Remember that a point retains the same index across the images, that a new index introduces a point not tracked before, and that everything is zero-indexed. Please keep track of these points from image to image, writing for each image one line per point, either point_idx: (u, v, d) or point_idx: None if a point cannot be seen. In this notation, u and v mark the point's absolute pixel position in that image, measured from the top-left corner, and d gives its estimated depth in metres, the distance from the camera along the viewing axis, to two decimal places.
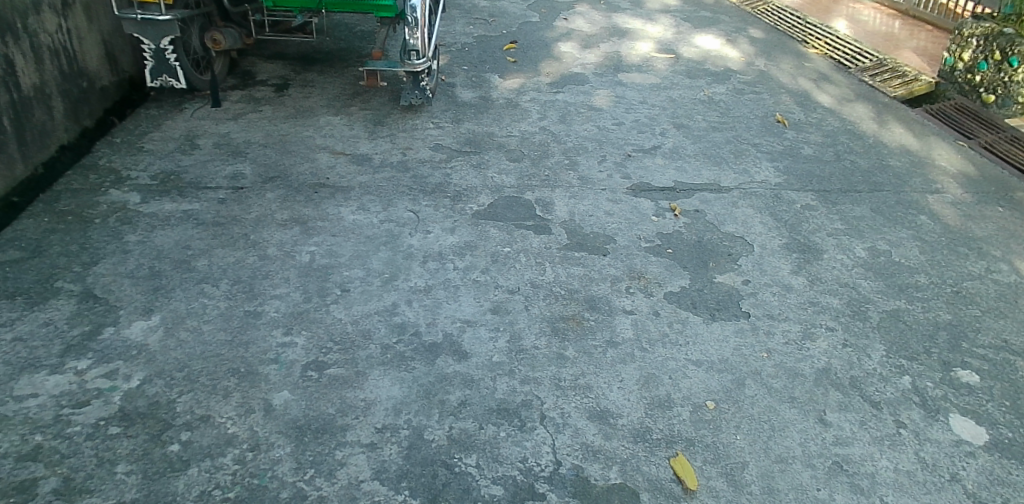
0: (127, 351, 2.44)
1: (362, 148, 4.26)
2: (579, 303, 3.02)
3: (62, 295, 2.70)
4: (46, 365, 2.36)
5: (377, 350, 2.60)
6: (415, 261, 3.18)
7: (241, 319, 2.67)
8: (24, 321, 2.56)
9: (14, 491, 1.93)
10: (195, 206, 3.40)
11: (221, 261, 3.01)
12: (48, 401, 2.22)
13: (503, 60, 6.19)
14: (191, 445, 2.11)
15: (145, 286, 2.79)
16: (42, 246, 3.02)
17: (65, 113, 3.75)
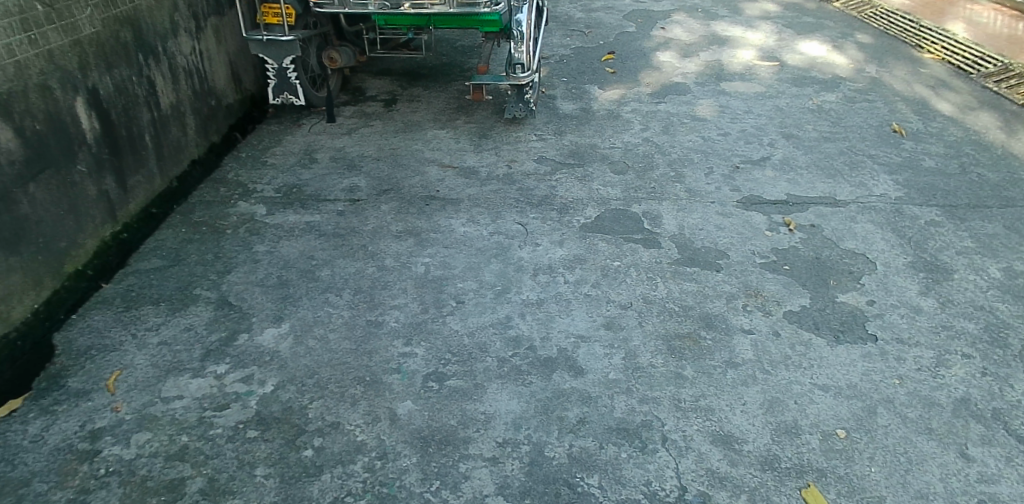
0: (261, 357, 2.57)
1: (469, 161, 4.32)
2: (694, 320, 2.92)
3: (200, 302, 2.87)
4: (189, 368, 2.51)
5: (494, 363, 2.61)
6: (526, 274, 3.17)
7: (363, 329, 2.75)
8: (168, 326, 2.74)
9: (166, 489, 2.05)
10: (316, 218, 3.55)
11: (343, 271, 3.11)
12: (192, 403, 2.35)
13: (602, 71, 6.14)
14: (323, 452, 2.18)
15: (275, 294, 2.93)
16: (181, 255, 3.22)
17: (196, 130, 4.00)
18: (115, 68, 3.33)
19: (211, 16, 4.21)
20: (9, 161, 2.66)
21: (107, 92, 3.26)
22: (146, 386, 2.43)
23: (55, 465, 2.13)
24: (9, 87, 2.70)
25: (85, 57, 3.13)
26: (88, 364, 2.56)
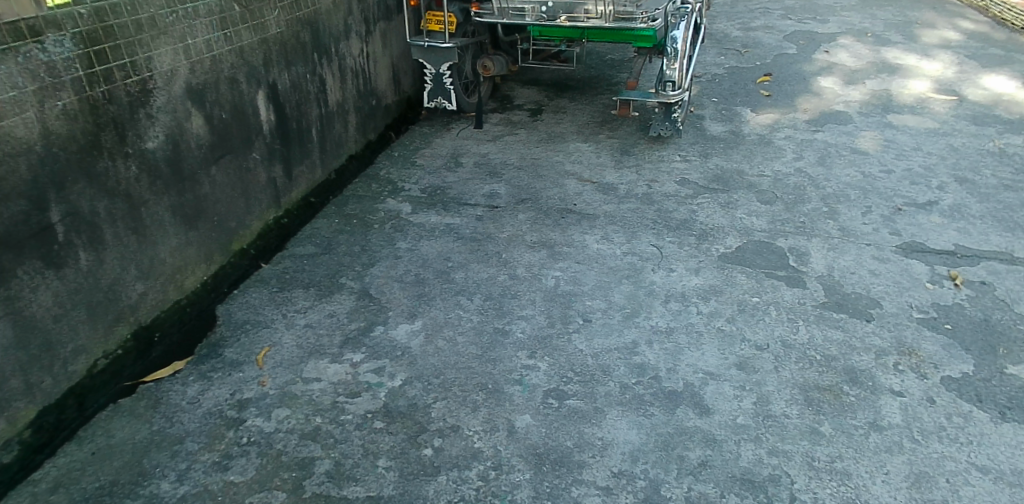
0: (393, 351, 2.69)
1: (609, 176, 4.28)
2: (837, 373, 2.71)
3: (344, 291, 3.06)
4: (329, 353, 2.68)
5: (616, 389, 2.56)
6: (657, 299, 3.09)
7: (490, 335, 2.80)
8: (314, 311, 2.93)
9: (297, 466, 2.19)
10: (456, 221, 3.66)
11: (476, 276, 3.19)
12: (328, 387, 2.51)
13: (756, 94, 5.89)
14: (442, 453, 2.25)
15: (412, 291, 3.06)
16: (332, 244, 3.45)
17: (356, 127, 4.27)
18: (293, 66, 3.61)
19: (380, 20, 4.47)
20: (197, 145, 2.98)
21: (284, 87, 3.55)
22: (290, 365, 2.62)
23: (206, 427, 2.34)
24: (205, 79, 3.00)
25: (269, 55, 3.42)
26: (242, 337, 2.79)
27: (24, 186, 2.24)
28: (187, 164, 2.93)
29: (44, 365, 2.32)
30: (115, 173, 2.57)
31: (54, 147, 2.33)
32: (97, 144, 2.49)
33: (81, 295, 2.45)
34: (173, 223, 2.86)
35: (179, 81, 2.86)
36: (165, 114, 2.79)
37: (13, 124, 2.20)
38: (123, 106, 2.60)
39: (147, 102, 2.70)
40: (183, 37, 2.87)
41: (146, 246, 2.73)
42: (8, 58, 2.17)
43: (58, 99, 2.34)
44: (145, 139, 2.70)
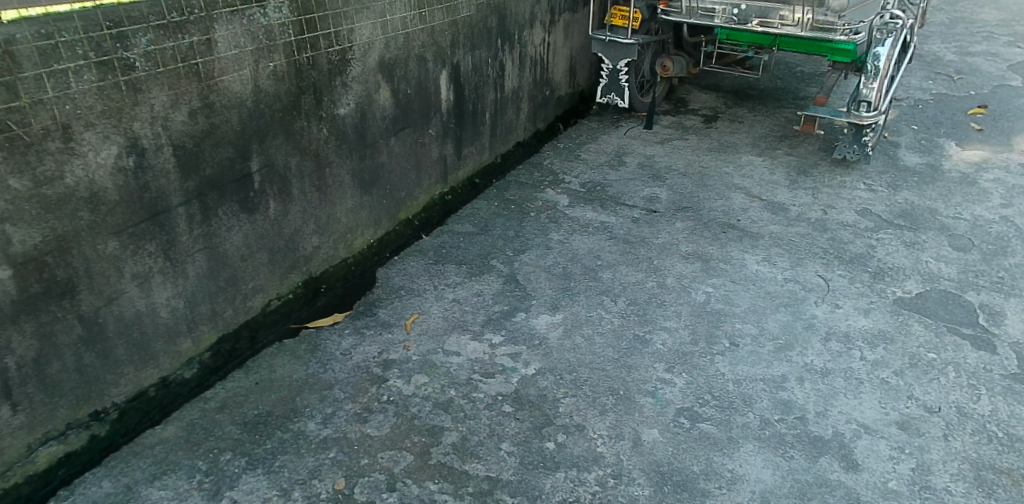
0: (531, 340, 2.73)
1: (780, 196, 4.03)
2: (1021, 456, 2.36)
3: (493, 273, 3.14)
4: (471, 330, 2.77)
5: (755, 422, 2.42)
6: (815, 335, 2.87)
7: (629, 341, 2.75)
8: (462, 287, 3.04)
9: (426, 432, 2.29)
10: (611, 220, 3.62)
11: (623, 278, 3.14)
12: (465, 363, 2.60)
13: (965, 126, 5.26)
14: (564, 449, 2.24)
15: (558, 283, 3.08)
16: (489, 226, 3.55)
17: (528, 115, 4.37)
18: (477, 49, 3.75)
19: (564, 12, 4.51)
20: (381, 116, 3.20)
21: (465, 69, 3.70)
22: (433, 335, 2.74)
23: (353, 379, 2.51)
24: (397, 55, 3.20)
25: (457, 37, 3.58)
26: (396, 301, 2.96)
27: (233, 135, 2.51)
28: (370, 133, 3.16)
29: (228, 298, 2.63)
30: (308, 133, 2.83)
31: (262, 104, 2.59)
32: (296, 105, 2.74)
33: (266, 240, 2.75)
34: (350, 187, 3.12)
35: (374, 54, 3.06)
36: (358, 84, 3.01)
37: (232, 80, 2.46)
38: (323, 72, 2.83)
39: (344, 71, 2.93)
40: (383, 13, 3.07)
41: (326, 205, 3.01)
42: (235, 19, 2.43)
43: (271, 60, 2.59)
44: (338, 105, 2.94)
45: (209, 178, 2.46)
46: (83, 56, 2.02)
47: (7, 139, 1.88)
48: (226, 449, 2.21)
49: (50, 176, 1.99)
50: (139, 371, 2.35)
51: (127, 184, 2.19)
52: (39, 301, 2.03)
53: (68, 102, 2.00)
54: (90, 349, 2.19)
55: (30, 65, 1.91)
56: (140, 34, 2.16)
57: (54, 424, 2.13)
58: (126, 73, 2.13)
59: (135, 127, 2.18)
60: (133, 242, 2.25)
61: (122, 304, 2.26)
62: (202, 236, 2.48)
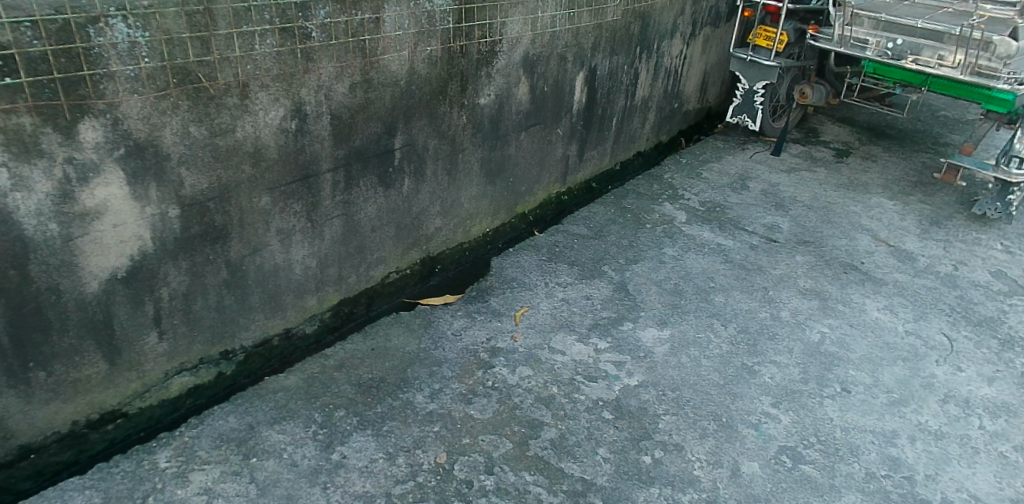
0: (637, 350, 2.73)
1: (909, 243, 3.82)
2: None
3: (604, 279, 3.16)
4: (577, 331, 2.81)
5: (859, 473, 2.32)
6: (933, 395, 2.72)
7: (736, 369, 2.70)
8: (572, 288, 3.08)
9: (526, 423, 2.33)
10: (728, 243, 3.56)
11: (736, 304, 3.09)
12: (569, 363, 2.63)
13: None
14: (661, 465, 2.24)
15: (668, 299, 3.06)
16: (603, 231, 3.57)
17: (652, 126, 4.36)
18: (616, 55, 3.76)
19: (706, 26, 4.46)
20: (516, 110, 3.27)
21: (602, 73, 3.72)
22: (541, 331, 2.79)
23: (461, 360, 2.59)
24: (541, 52, 3.26)
25: (599, 40, 3.60)
26: (507, 291, 3.03)
27: (384, 112, 2.64)
28: (504, 125, 3.24)
29: (353, 264, 2.78)
30: (448, 119, 2.93)
31: (413, 85, 2.71)
32: (443, 91, 2.84)
33: (395, 215, 2.88)
34: (478, 174, 3.22)
35: (520, 49, 3.13)
36: (501, 77, 3.09)
37: (391, 59, 2.58)
38: (472, 61, 2.92)
39: (490, 63, 3.01)
40: (535, 10, 3.12)
41: (453, 189, 3.12)
42: (403, 2, 2.54)
43: (428, 45, 2.70)
44: (480, 94, 3.03)
45: (356, 149, 2.60)
46: (269, 21, 2.16)
47: (196, 90, 2.04)
48: (340, 406, 2.33)
49: (224, 129, 2.15)
50: (267, 319, 2.52)
51: (286, 145, 2.35)
52: (198, 242, 2.20)
53: (250, 62, 2.15)
54: (231, 293, 2.36)
55: (224, 23, 2.06)
56: (321, 7, 2.29)
57: (191, 356, 2.31)
58: (302, 42, 2.27)
59: (302, 93, 2.33)
60: (282, 200, 2.41)
61: (264, 255, 2.42)
62: (341, 203, 2.62)
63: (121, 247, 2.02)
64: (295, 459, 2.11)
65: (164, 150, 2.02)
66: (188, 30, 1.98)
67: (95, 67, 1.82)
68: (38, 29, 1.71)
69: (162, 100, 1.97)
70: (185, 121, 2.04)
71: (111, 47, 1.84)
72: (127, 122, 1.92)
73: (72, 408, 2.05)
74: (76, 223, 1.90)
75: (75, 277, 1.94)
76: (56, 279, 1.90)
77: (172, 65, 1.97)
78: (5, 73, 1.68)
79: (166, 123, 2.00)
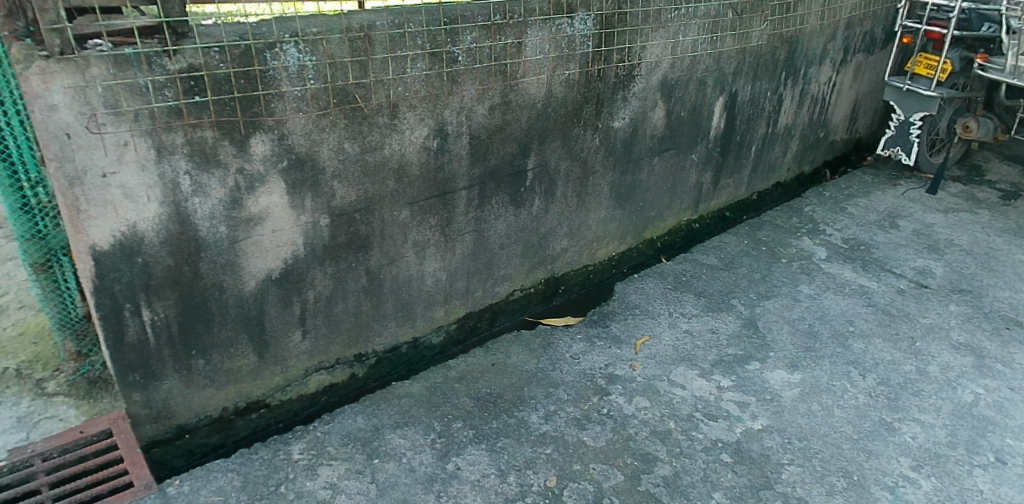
0: (762, 392, 2.62)
1: None
2: None
3: (732, 313, 3.07)
4: (700, 366, 2.74)
5: None
6: None
7: (873, 424, 2.51)
8: (697, 320, 3.01)
9: (639, 457, 2.29)
10: (872, 286, 3.32)
11: (877, 353, 2.87)
12: (689, 398, 2.57)
13: None
14: None
15: (801, 341, 2.91)
16: (734, 263, 3.47)
17: (793, 156, 4.18)
18: (759, 80, 3.63)
19: (859, 52, 4.20)
20: (651, 135, 3.24)
21: (743, 99, 3.61)
22: (662, 362, 2.75)
23: (578, 384, 2.60)
24: (680, 76, 3.21)
25: (742, 65, 3.49)
26: (630, 318, 3.02)
27: (520, 133, 2.71)
28: (637, 149, 3.22)
29: (481, 279, 2.87)
30: (582, 141, 2.95)
31: (550, 107, 2.76)
32: (578, 114, 2.87)
33: (524, 234, 2.94)
34: (607, 198, 3.22)
35: (659, 73, 3.10)
36: (637, 101, 3.08)
37: (530, 82, 2.64)
38: (609, 85, 2.93)
39: (627, 87, 3.01)
40: (676, 34, 3.08)
41: (582, 211, 3.14)
42: (546, 27, 2.60)
43: (567, 68, 2.74)
44: (615, 117, 3.03)
45: (491, 169, 2.68)
46: (421, 47, 2.29)
47: (352, 109, 2.19)
48: (458, 418, 2.40)
49: (374, 146, 2.29)
50: (398, 327, 2.66)
51: (427, 163, 2.46)
52: (343, 250, 2.36)
53: (402, 84, 2.28)
54: (368, 300, 2.51)
55: (381, 48, 2.20)
56: (467, 32, 2.38)
57: (328, 356, 2.48)
58: (449, 65, 2.38)
59: (445, 114, 2.44)
60: (420, 214, 2.53)
61: (400, 266, 2.55)
62: (473, 219, 2.72)
63: (276, 251, 2.20)
64: (413, 465, 2.19)
65: (320, 164, 2.19)
66: (349, 55, 2.13)
67: (269, 87, 2.00)
68: (224, 53, 1.90)
69: (323, 118, 2.14)
70: (340, 138, 2.20)
71: (283, 70, 2.02)
72: (291, 137, 2.10)
73: (224, 394, 2.26)
74: (241, 226, 2.09)
75: (236, 275, 2.14)
76: (220, 276, 2.11)
77: (333, 87, 2.13)
78: (195, 92, 1.89)
79: (324, 140, 2.17)
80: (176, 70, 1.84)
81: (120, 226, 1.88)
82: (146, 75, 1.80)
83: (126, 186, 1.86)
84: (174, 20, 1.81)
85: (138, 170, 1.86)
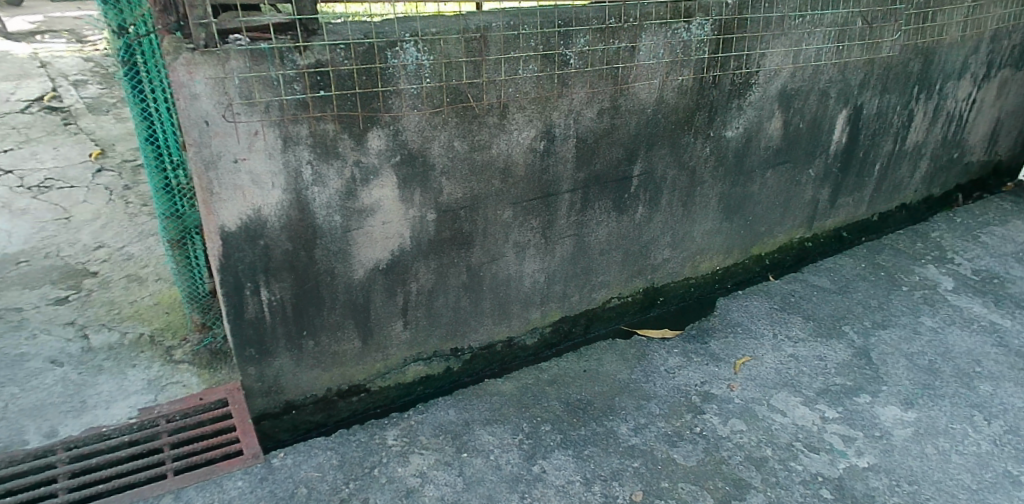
0: (871, 428, 2.46)
1: None
2: None
3: (843, 340, 2.90)
4: (803, 394, 2.60)
5: None
6: None
7: (997, 475, 2.29)
8: (804, 345, 2.86)
9: (731, 482, 2.21)
10: (1004, 323, 3.04)
11: (1006, 397, 2.62)
12: (790, 426, 2.45)
13: None
14: None
15: (918, 377, 2.70)
16: (849, 287, 3.27)
17: (922, 177, 3.89)
18: (888, 94, 3.41)
19: (1006, 67, 3.86)
20: (765, 146, 3.11)
21: (869, 113, 3.39)
22: (763, 385, 2.64)
23: (672, 400, 2.54)
24: (801, 86, 3.06)
25: (870, 77, 3.28)
26: (731, 337, 2.91)
27: (627, 138, 2.67)
28: (749, 161, 3.10)
29: (579, 284, 2.86)
30: (691, 150, 2.88)
31: (660, 114, 2.70)
32: (689, 121, 2.80)
33: (625, 241, 2.90)
34: (715, 210, 3.12)
35: (777, 82, 2.97)
36: (752, 110, 2.96)
37: (642, 87, 2.60)
38: (724, 93, 2.84)
39: (743, 95, 2.90)
40: (799, 42, 2.94)
41: (687, 222, 3.06)
42: (661, 32, 2.55)
43: (680, 74, 2.67)
44: (728, 127, 2.93)
45: (597, 173, 2.66)
46: (534, 49, 2.29)
47: (464, 108, 2.24)
48: (547, 421, 2.40)
49: (483, 145, 2.33)
50: (495, 325, 2.69)
51: (533, 164, 2.48)
52: (447, 246, 2.42)
53: (513, 85, 2.30)
54: (468, 296, 2.56)
55: (495, 49, 2.23)
56: (581, 35, 2.37)
57: (426, 348, 2.55)
58: (560, 68, 2.38)
59: (553, 116, 2.44)
60: (523, 215, 2.55)
61: (500, 265, 2.58)
62: (575, 223, 2.71)
63: (385, 242, 2.28)
64: (500, 463, 2.21)
65: (430, 161, 2.25)
66: (465, 55, 2.18)
67: (388, 84, 2.07)
68: (349, 50, 1.99)
69: (436, 116, 2.19)
70: (450, 136, 2.25)
71: (402, 68, 2.08)
72: (405, 134, 2.16)
73: (329, 376, 2.37)
74: (355, 216, 2.19)
75: (347, 263, 2.24)
76: (332, 263, 2.21)
77: (448, 86, 2.18)
78: (321, 87, 1.98)
79: (436, 137, 2.22)
80: (305, 66, 1.94)
81: (247, 209, 2.01)
82: (278, 69, 1.91)
83: (254, 173, 1.98)
84: (306, 18, 1.91)
85: (266, 158, 1.98)
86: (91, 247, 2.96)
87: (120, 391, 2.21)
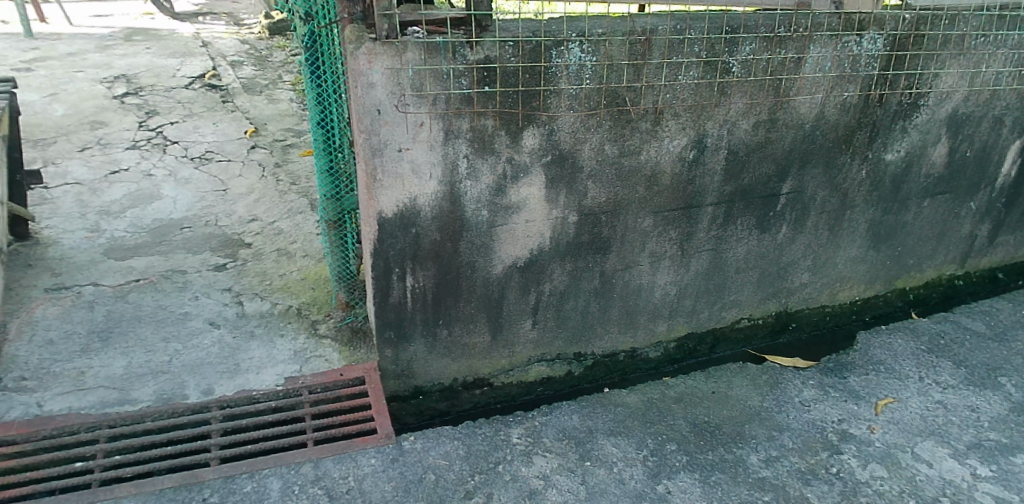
0: None
1: None
2: None
3: (1000, 392, 2.64)
4: (953, 446, 2.38)
5: None
6: None
7: None
8: (955, 392, 2.63)
9: None
10: None
11: None
12: (937, 479, 2.25)
13: None
14: None
15: None
16: (1009, 335, 2.98)
17: None
18: None
19: None
20: (928, 173, 2.87)
21: None
22: (908, 431, 2.44)
23: (806, 434, 2.40)
24: (976, 110, 2.81)
25: None
26: (871, 374, 2.72)
27: (781, 154, 2.54)
28: (908, 187, 2.87)
29: (710, 301, 2.76)
30: (847, 170, 2.70)
31: (818, 130, 2.55)
32: (849, 140, 2.63)
33: (764, 261, 2.77)
34: (864, 236, 2.92)
35: (949, 104, 2.74)
36: (918, 133, 2.74)
37: (803, 101, 2.46)
38: (890, 112, 2.65)
39: (910, 116, 2.69)
40: (979, 63, 2.70)
41: (832, 247, 2.88)
42: (832, 43, 2.40)
43: (846, 90, 2.51)
44: (889, 149, 2.73)
45: (744, 188, 2.55)
46: (697, 55, 2.21)
47: (619, 112, 2.20)
48: (672, 440, 2.32)
49: (632, 150, 2.28)
50: (620, 334, 2.65)
51: (679, 174, 2.40)
52: (583, 249, 2.39)
53: (671, 91, 2.23)
54: (597, 302, 2.52)
55: (658, 53, 2.16)
56: (747, 43, 2.27)
57: (550, 350, 2.54)
58: (722, 76, 2.28)
59: (707, 125, 2.35)
60: (662, 225, 2.48)
61: (633, 274, 2.53)
62: (715, 238, 2.61)
63: (526, 240, 2.28)
64: (623, 477, 2.15)
65: (580, 162, 2.22)
66: (627, 58, 2.13)
67: (549, 83, 2.06)
68: (517, 48, 1.98)
69: (591, 118, 2.17)
70: (602, 139, 2.22)
71: (564, 68, 2.06)
72: (559, 134, 2.15)
73: (455, 367, 2.42)
74: (501, 213, 2.20)
75: (487, 258, 2.25)
76: (474, 256, 2.23)
77: (607, 88, 2.14)
78: (486, 83, 2.00)
79: (588, 140, 2.20)
80: (475, 61, 1.96)
81: (403, 197, 2.06)
82: (449, 63, 1.94)
83: (415, 162, 2.03)
84: (481, 14, 1.93)
85: (427, 148, 2.02)
86: (246, 219, 3.15)
87: (269, 358, 2.33)
